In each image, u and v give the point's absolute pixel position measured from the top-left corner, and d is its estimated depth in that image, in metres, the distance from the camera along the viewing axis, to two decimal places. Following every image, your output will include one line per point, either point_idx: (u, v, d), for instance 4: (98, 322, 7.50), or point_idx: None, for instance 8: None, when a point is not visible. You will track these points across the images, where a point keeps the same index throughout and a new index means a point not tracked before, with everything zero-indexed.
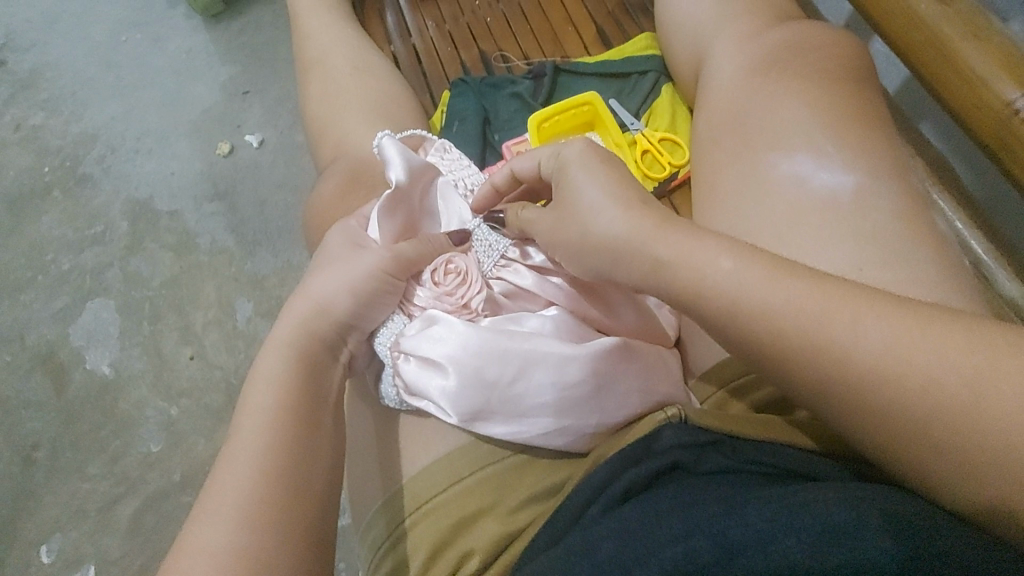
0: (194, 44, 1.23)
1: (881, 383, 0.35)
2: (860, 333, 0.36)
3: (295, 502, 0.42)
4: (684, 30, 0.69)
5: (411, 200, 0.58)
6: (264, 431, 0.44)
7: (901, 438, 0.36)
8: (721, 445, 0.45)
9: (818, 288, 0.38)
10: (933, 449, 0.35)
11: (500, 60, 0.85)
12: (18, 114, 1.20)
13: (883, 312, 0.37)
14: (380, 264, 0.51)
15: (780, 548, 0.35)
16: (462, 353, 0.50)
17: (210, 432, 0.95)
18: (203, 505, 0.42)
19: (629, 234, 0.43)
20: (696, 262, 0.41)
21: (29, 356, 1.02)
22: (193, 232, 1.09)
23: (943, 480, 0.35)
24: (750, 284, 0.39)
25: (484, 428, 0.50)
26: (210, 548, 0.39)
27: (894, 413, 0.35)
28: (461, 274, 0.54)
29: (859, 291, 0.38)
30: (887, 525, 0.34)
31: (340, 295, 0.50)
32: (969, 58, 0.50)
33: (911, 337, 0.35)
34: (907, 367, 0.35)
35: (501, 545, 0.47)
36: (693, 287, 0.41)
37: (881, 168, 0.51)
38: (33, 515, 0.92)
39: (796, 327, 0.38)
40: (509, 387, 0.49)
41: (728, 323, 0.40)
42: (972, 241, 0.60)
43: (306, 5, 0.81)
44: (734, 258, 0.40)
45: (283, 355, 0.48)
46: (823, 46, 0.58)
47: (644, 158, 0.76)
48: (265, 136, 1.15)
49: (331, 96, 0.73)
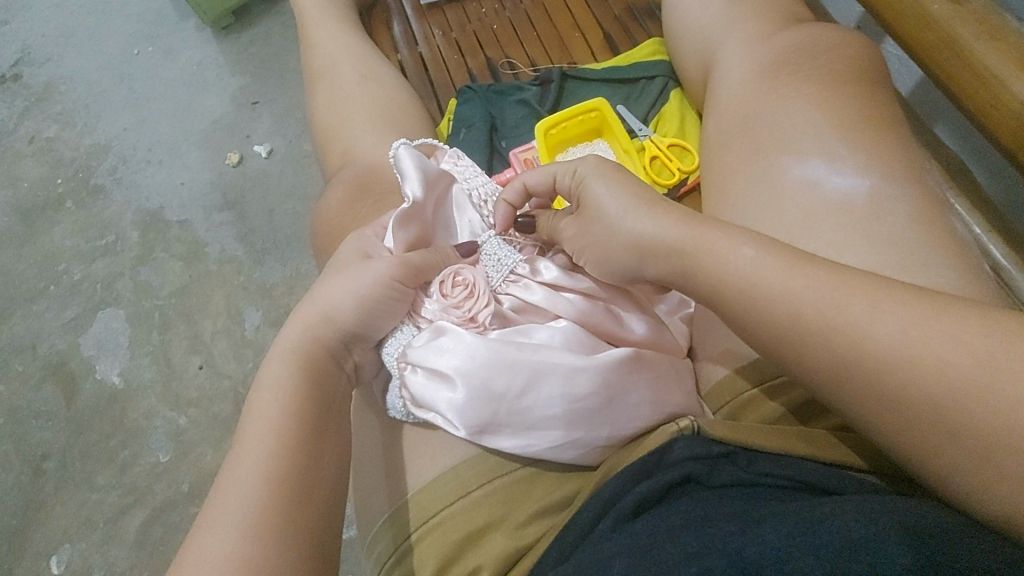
0: (206, 56, 1.24)
1: (896, 372, 0.34)
2: (878, 325, 0.35)
3: (299, 514, 0.41)
4: (693, 35, 0.68)
5: (426, 211, 0.57)
6: (269, 439, 0.43)
7: (917, 431, 0.34)
8: (735, 457, 0.44)
9: (835, 279, 0.37)
10: (950, 439, 0.33)
11: (506, 67, 0.85)
12: (32, 127, 1.22)
13: (897, 301, 0.36)
14: (388, 272, 0.51)
15: (798, 566, 0.33)
16: (469, 364, 0.49)
17: (218, 442, 0.95)
18: (206, 515, 0.41)
19: (644, 231, 0.44)
20: (718, 251, 0.41)
21: (39, 366, 1.02)
22: (203, 241, 1.09)
23: (960, 475, 0.33)
24: (767, 276, 0.39)
25: (493, 441, 0.49)
26: (211, 560, 0.38)
27: (909, 404, 0.34)
28: (468, 286, 0.53)
29: (878, 284, 0.37)
30: (907, 540, 0.32)
31: (346, 304, 0.49)
32: (985, 58, 0.49)
33: (926, 324, 0.34)
34: (922, 355, 0.34)
35: (511, 560, 0.46)
36: (716, 273, 0.41)
37: (894, 170, 0.50)
38: (41, 526, 0.92)
39: (812, 318, 0.37)
40: (517, 400, 0.48)
41: (747, 318, 0.40)
42: (989, 243, 0.58)
43: (314, 15, 0.81)
44: (757, 246, 0.40)
45: (288, 363, 0.47)
46: (832, 48, 0.58)
47: (653, 163, 0.75)
48: (274, 145, 1.15)
49: (339, 105, 0.73)
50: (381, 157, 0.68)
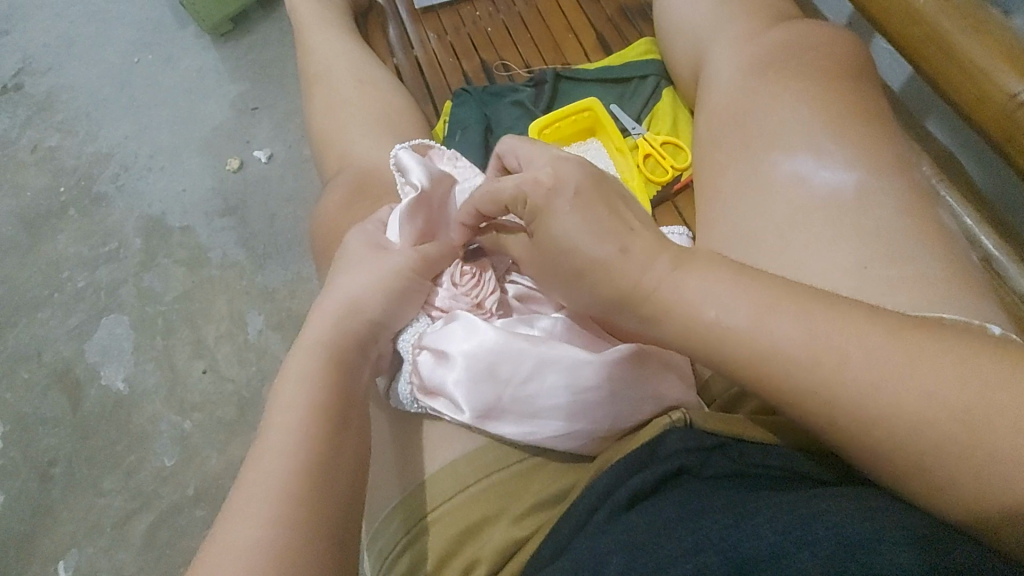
0: (204, 63, 1.25)
1: (888, 409, 0.34)
2: (862, 361, 0.35)
3: (323, 502, 0.40)
4: (685, 34, 0.69)
5: (432, 205, 0.58)
6: (297, 429, 0.42)
7: (908, 464, 0.34)
8: (726, 449, 0.44)
9: (813, 319, 0.36)
10: (943, 471, 0.33)
11: (501, 70, 0.86)
12: (35, 136, 1.23)
13: (877, 336, 0.35)
14: (407, 265, 0.53)
15: (791, 562, 0.34)
16: (476, 350, 0.50)
17: (223, 445, 0.96)
18: (231, 505, 0.40)
19: (617, 261, 0.41)
20: (691, 291, 0.39)
21: (45, 372, 1.04)
22: (205, 247, 1.10)
23: (953, 501, 0.34)
24: (750, 313, 0.37)
25: (495, 427, 0.50)
26: (242, 547, 0.37)
27: (901, 441, 0.34)
28: (475, 276, 0.55)
29: (857, 319, 0.36)
30: (898, 539, 0.33)
31: (372, 294, 0.51)
32: (971, 53, 0.50)
33: (914, 359, 0.34)
34: (910, 388, 0.34)
35: (508, 554, 0.47)
36: (688, 318, 0.38)
37: (882, 165, 0.51)
38: (50, 531, 0.93)
39: (799, 357, 0.36)
40: (522, 387, 0.49)
41: (726, 358, 0.37)
42: (982, 235, 0.59)
43: (310, 22, 0.82)
44: (730, 283, 0.38)
45: (315, 354, 0.47)
46: (820, 45, 0.58)
47: (646, 162, 0.76)
48: (274, 151, 1.16)
49: (336, 109, 0.74)
50: (377, 160, 0.69)
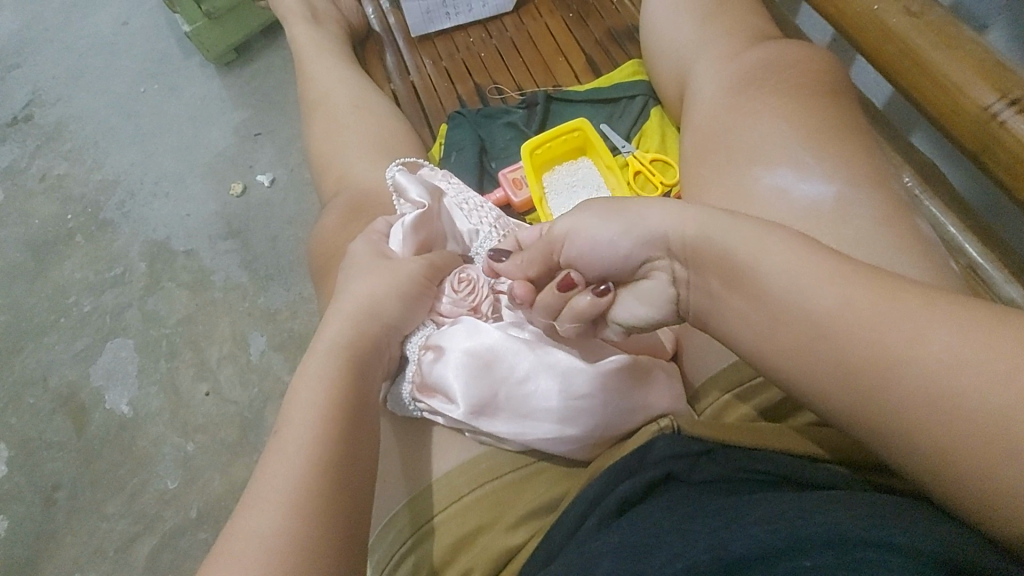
0: (208, 91, 1.29)
1: (929, 388, 0.31)
2: (927, 338, 0.31)
3: (339, 495, 0.40)
4: (670, 53, 0.71)
5: (431, 220, 0.60)
6: (315, 424, 0.43)
7: (952, 453, 0.30)
8: (713, 454, 0.45)
9: (886, 287, 0.34)
10: (982, 469, 0.29)
11: (495, 92, 0.88)
12: (44, 165, 1.26)
13: (952, 317, 0.32)
14: (419, 270, 0.55)
15: (792, 565, 0.33)
16: (478, 347, 0.52)
17: (226, 467, 0.97)
18: (248, 499, 0.40)
19: (675, 219, 0.41)
20: (752, 248, 0.38)
21: (50, 397, 1.05)
22: (209, 270, 1.12)
23: (990, 503, 0.29)
24: (804, 274, 0.36)
25: (489, 424, 0.51)
26: (264, 535, 0.37)
27: (937, 427, 0.30)
28: (472, 282, 0.57)
29: (940, 299, 0.33)
30: (905, 549, 0.31)
31: (389, 298, 0.52)
32: (942, 67, 0.51)
33: (975, 342, 0.30)
34: (969, 372, 0.30)
35: (502, 562, 0.47)
36: (750, 270, 0.37)
37: (862, 178, 0.53)
38: (53, 556, 0.93)
39: (856, 319, 0.33)
40: (519, 386, 0.51)
41: (775, 308, 0.36)
42: (966, 244, 0.61)
43: (309, 51, 0.85)
44: (790, 246, 0.37)
45: (335, 352, 0.47)
46: (799, 63, 0.60)
47: (636, 179, 0.78)
48: (276, 175, 1.19)
49: (334, 134, 0.76)
50: (375, 183, 0.71)
